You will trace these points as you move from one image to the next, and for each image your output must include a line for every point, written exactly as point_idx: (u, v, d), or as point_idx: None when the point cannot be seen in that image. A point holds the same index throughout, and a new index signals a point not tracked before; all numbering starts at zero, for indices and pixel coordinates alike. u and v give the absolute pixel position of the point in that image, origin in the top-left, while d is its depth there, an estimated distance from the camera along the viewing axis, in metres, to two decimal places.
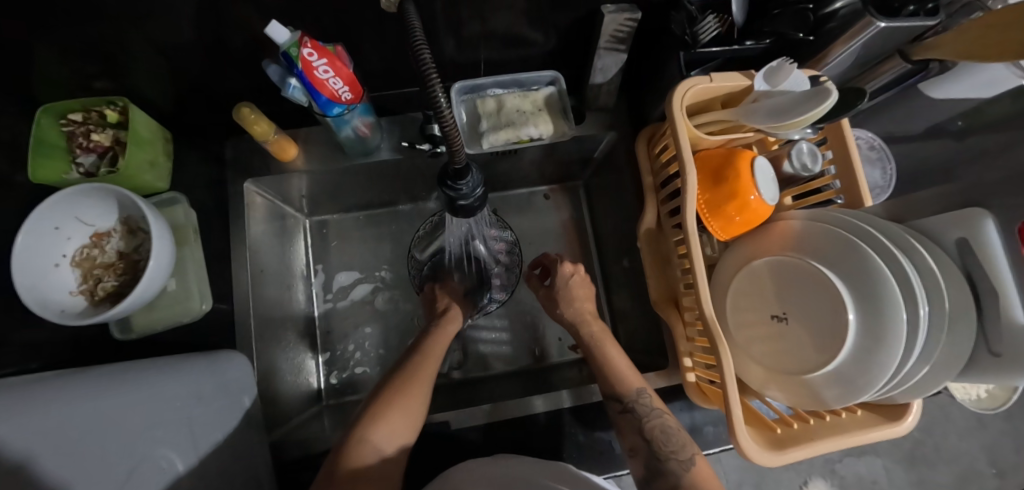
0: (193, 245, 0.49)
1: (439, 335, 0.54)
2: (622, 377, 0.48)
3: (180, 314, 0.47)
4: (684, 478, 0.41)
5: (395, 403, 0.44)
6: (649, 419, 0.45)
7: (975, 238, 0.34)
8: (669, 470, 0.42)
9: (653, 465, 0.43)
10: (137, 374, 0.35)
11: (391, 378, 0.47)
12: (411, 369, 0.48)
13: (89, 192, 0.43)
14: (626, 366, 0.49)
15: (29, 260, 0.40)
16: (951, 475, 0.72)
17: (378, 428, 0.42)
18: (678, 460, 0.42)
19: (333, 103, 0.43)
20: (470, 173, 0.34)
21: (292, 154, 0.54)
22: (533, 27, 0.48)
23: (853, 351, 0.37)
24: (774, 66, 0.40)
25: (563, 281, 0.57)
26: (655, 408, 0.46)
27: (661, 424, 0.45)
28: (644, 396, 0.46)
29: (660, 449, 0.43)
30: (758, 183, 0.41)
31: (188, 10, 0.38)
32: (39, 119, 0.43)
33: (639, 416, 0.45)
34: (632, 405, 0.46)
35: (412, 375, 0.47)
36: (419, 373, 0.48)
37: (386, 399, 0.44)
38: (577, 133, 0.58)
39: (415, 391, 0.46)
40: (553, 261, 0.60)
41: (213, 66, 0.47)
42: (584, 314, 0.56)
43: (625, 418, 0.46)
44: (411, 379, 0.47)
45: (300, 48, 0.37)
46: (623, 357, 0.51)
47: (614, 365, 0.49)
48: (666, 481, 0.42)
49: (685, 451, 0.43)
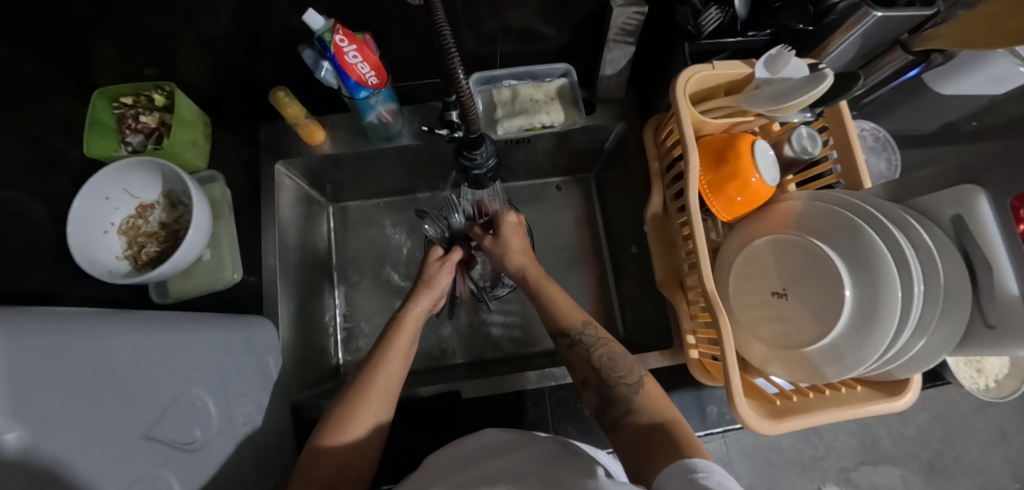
0: (228, 220, 0.53)
1: (402, 323, 0.51)
2: (565, 312, 0.50)
3: (214, 282, 0.51)
4: (636, 399, 0.42)
5: (349, 424, 0.41)
6: (596, 348, 0.46)
7: (970, 214, 0.36)
8: (619, 394, 0.43)
9: (604, 392, 0.44)
10: (188, 321, 0.40)
11: (349, 385, 0.45)
12: (367, 377, 0.44)
13: (137, 164, 0.48)
14: (565, 301, 0.51)
15: (82, 224, 0.44)
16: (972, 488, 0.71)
17: (353, 426, 0.41)
18: (627, 385, 0.43)
19: (361, 86, 0.47)
20: (483, 144, 0.39)
21: (320, 139, 0.58)
22: (547, 22, 0.51)
23: (850, 324, 0.38)
24: (774, 53, 0.43)
25: (507, 231, 0.58)
26: (600, 338, 0.47)
27: (608, 352, 0.46)
28: (588, 327, 0.48)
29: (607, 374, 0.44)
30: (758, 165, 0.43)
31: (234, 3, 0.42)
32: (95, 101, 0.47)
33: (586, 347, 0.47)
34: (578, 337, 0.47)
35: (366, 384, 0.44)
36: (372, 387, 0.44)
37: (370, 382, 0.44)
38: (588, 122, 0.61)
39: (368, 409, 0.43)
40: (496, 212, 0.61)
41: (253, 56, 0.51)
42: (523, 262, 0.56)
43: (573, 351, 0.47)
44: (364, 393, 0.43)
45: (333, 33, 0.41)
46: (562, 293, 0.53)
47: (557, 304, 0.51)
48: (618, 406, 0.42)
49: (633, 374, 0.44)
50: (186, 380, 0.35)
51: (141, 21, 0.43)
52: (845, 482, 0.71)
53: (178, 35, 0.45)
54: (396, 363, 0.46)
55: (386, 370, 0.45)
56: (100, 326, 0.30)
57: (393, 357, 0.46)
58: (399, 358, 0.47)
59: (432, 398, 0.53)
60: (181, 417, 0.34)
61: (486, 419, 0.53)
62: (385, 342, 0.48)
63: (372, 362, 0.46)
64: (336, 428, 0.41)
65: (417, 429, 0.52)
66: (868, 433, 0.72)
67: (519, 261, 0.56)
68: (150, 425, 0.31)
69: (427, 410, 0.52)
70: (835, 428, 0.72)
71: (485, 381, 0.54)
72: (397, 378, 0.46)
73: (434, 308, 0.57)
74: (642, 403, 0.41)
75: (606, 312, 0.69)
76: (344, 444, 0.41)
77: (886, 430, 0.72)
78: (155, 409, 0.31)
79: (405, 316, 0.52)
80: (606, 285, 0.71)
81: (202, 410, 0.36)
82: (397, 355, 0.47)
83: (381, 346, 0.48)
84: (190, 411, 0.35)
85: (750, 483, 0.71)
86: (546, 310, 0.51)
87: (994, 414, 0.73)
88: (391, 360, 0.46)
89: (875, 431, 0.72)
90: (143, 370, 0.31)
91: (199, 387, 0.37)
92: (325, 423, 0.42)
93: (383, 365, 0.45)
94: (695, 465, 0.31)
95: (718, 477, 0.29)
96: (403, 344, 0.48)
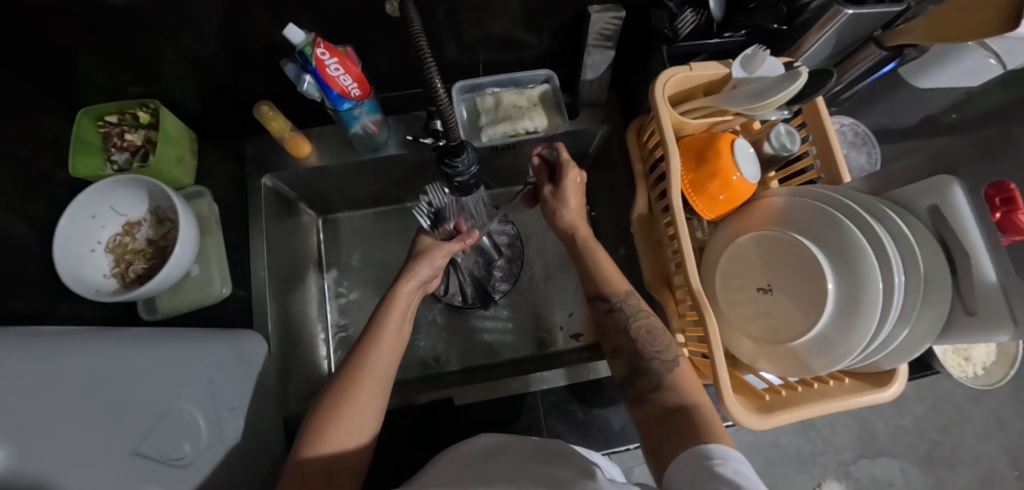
0: (216, 235, 0.54)
1: (393, 302, 0.47)
2: (609, 280, 0.50)
3: (202, 297, 0.52)
4: (667, 377, 0.41)
5: (348, 397, 0.39)
6: (635, 319, 0.46)
7: (945, 204, 0.37)
8: (652, 369, 0.42)
9: (636, 365, 0.44)
10: (170, 338, 0.39)
11: (342, 368, 0.42)
12: (355, 362, 0.42)
13: (122, 183, 0.48)
14: (612, 268, 0.51)
15: (69, 244, 0.44)
16: (973, 479, 0.72)
17: (352, 401, 0.39)
18: (662, 358, 0.43)
19: (343, 98, 0.48)
20: (466, 152, 0.39)
21: (307, 151, 0.59)
22: (527, 29, 0.52)
23: (833, 314, 0.38)
24: (749, 54, 0.43)
25: (568, 188, 0.55)
26: (641, 310, 0.47)
27: (646, 325, 0.46)
28: (631, 297, 0.48)
29: (647, 349, 0.44)
30: (739, 164, 0.44)
31: (216, 20, 0.43)
32: (80, 120, 0.48)
33: (625, 315, 0.47)
34: (618, 304, 0.48)
35: (363, 357, 0.42)
36: (374, 367, 0.41)
37: (358, 355, 0.42)
38: (572, 126, 0.62)
39: (365, 387, 0.40)
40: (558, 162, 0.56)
41: (237, 72, 0.52)
42: (575, 222, 0.55)
43: (610, 317, 0.48)
44: (358, 375, 0.40)
45: (314, 47, 0.42)
46: (609, 260, 0.53)
47: (603, 269, 0.51)
48: (648, 380, 0.42)
49: (671, 352, 0.43)
50: (176, 395, 0.36)
51: (124, 42, 0.43)
52: (845, 477, 0.71)
53: (161, 54, 0.46)
54: (392, 339, 0.44)
55: (382, 346, 0.43)
56: (83, 346, 0.30)
57: (388, 327, 0.45)
58: (392, 330, 0.45)
59: (427, 404, 0.53)
60: (169, 431, 0.34)
61: (481, 425, 0.52)
62: (376, 327, 0.45)
63: (365, 340, 0.44)
64: (320, 438, 0.37)
65: (411, 439, 0.51)
66: (866, 426, 0.72)
67: (572, 218, 0.55)
68: (138, 441, 0.31)
69: (422, 418, 0.52)
70: (832, 422, 0.72)
71: (478, 387, 0.54)
72: (394, 356, 0.44)
73: (429, 284, 0.54)
74: (673, 382, 0.41)
75: None
76: (333, 445, 0.38)
77: (884, 422, 0.72)
78: (141, 425, 0.31)
79: (396, 293, 0.48)
80: None
81: (192, 423, 0.36)
82: (389, 338, 0.44)
83: (371, 325, 0.45)
84: (179, 425, 0.35)
85: None
86: (588, 274, 0.52)
87: (989, 402, 0.73)
88: (385, 339, 0.44)
89: (873, 424, 0.72)
90: (126, 389, 0.31)
91: (187, 403, 0.37)
92: (306, 427, 0.39)
93: (379, 339, 0.43)
94: (711, 451, 0.31)
95: (736, 464, 0.29)
96: (393, 326, 0.45)
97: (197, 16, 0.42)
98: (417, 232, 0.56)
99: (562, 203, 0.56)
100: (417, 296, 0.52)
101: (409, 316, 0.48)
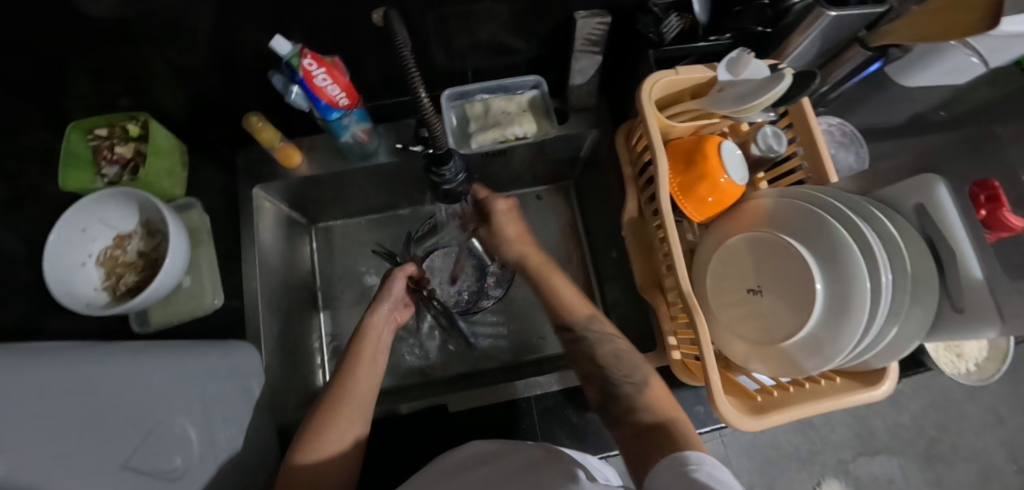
0: (207, 246, 0.55)
1: (365, 336, 0.46)
2: (569, 309, 0.48)
3: (196, 309, 0.52)
4: (639, 399, 0.40)
5: (340, 404, 0.41)
6: (601, 345, 0.45)
7: (930, 202, 0.37)
8: (624, 393, 0.41)
9: (608, 390, 0.43)
10: (163, 351, 0.39)
11: (331, 380, 0.44)
12: (340, 381, 0.42)
13: (112, 196, 0.48)
14: (572, 292, 0.49)
15: (60, 258, 0.45)
16: (972, 475, 0.72)
17: (346, 407, 0.41)
18: (631, 382, 0.42)
19: (331, 108, 0.48)
20: (452, 160, 0.40)
21: (297, 162, 0.59)
22: (515, 35, 0.52)
23: (823, 315, 0.38)
24: (734, 56, 0.43)
25: (499, 221, 0.53)
26: (606, 334, 0.46)
27: (613, 350, 0.45)
28: (594, 322, 0.47)
29: (615, 375, 0.43)
30: (726, 166, 0.44)
31: (205, 31, 0.43)
32: (70, 134, 0.48)
33: (590, 342, 0.46)
34: (582, 333, 0.46)
35: (353, 365, 0.44)
36: (361, 376, 0.43)
37: (347, 365, 0.44)
38: (562, 130, 0.62)
39: (344, 414, 0.41)
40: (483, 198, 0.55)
41: (227, 82, 0.52)
42: (522, 251, 0.53)
43: (577, 347, 0.46)
44: (346, 388, 0.42)
45: (301, 58, 0.43)
46: (567, 283, 0.50)
47: (562, 295, 0.49)
48: (621, 404, 0.41)
49: (639, 374, 0.42)
50: (168, 408, 0.36)
51: (114, 56, 0.43)
52: (844, 475, 0.71)
53: (151, 66, 0.46)
54: (371, 354, 0.45)
55: (363, 361, 0.44)
56: (72, 360, 0.30)
57: (363, 364, 0.44)
58: (372, 348, 0.46)
59: (422, 411, 0.53)
60: (160, 445, 0.34)
61: (477, 432, 0.52)
62: (353, 357, 0.45)
63: (351, 353, 0.45)
64: (314, 446, 0.38)
65: (406, 447, 0.51)
66: (864, 425, 0.72)
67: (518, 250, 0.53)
68: (130, 455, 0.31)
69: (418, 426, 0.52)
70: (829, 421, 0.72)
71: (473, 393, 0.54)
72: (377, 373, 0.44)
73: (400, 315, 0.53)
74: (647, 401, 0.40)
75: None
76: (323, 454, 0.38)
77: (882, 420, 0.73)
78: (133, 438, 0.31)
79: (368, 326, 0.48)
80: (590, 291, 0.71)
81: (184, 436, 0.36)
82: (369, 357, 0.45)
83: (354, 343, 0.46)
84: (172, 438, 0.35)
85: (749, 482, 0.71)
86: (548, 302, 0.50)
87: (986, 397, 0.74)
88: (365, 353, 0.45)
89: (871, 422, 0.72)
90: (117, 403, 0.31)
91: (179, 416, 0.36)
92: (301, 437, 0.40)
93: (360, 354, 0.45)
94: (687, 458, 0.31)
95: (710, 468, 0.29)
96: (369, 351, 0.45)
97: (186, 27, 0.42)
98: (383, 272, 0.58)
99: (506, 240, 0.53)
100: (390, 332, 0.50)
101: (383, 348, 0.47)
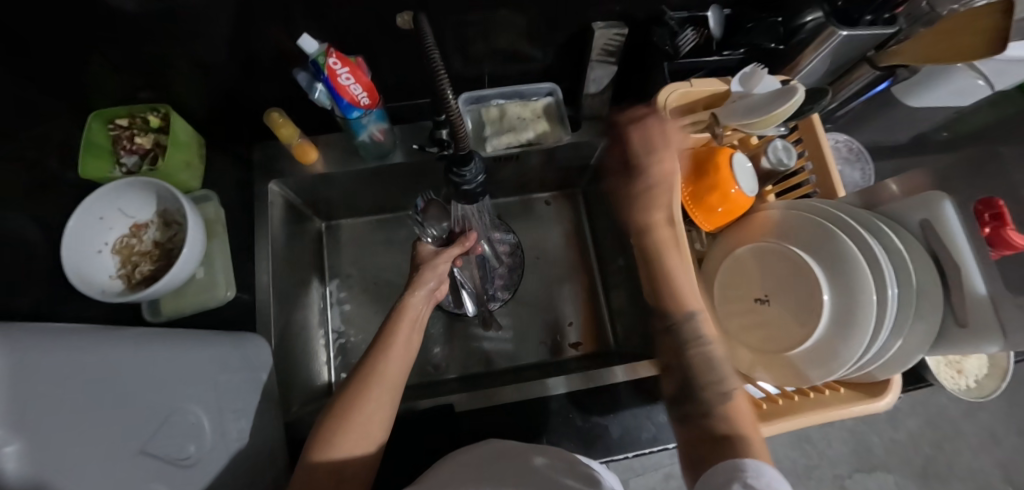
0: (221, 238, 0.55)
1: (403, 313, 0.46)
2: (678, 295, 0.40)
3: (207, 300, 0.52)
4: (719, 407, 0.35)
5: (355, 401, 0.39)
6: (693, 344, 0.39)
7: (936, 219, 0.38)
8: (702, 394, 0.37)
9: (685, 386, 0.38)
10: (177, 340, 0.39)
11: (350, 376, 0.41)
12: (369, 365, 0.41)
13: (131, 186, 0.49)
14: (688, 278, 0.40)
15: (78, 245, 0.45)
16: None
17: (363, 402, 0.39)
18: (716, 389, 0.36)
19: (353, 107, 0.49)
20: (473, 161, 0.40)
21: (313, 158, 0.59)
22: (532, 43, 0.53)
23: (829, 326, 0.39)
24: (747, 72, 0.44)
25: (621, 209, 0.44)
26: (706, 335, 0.38)
27: (707, 351, 0.38)
28: (698, 319, 0.39)
29: (698, 374, 0.38)
30: (737, 177, 0.45)
31: (231, 26, 0.44)
32: (90, 122, 0.48)
33: (683, 336, 0.39)
34: (677, 324, 0.39)
35: (381, 352, 0.42)
36: (383, 373, 0.41)
37: (364, 358, 0.42)
38: (574, 138, 0.63)
39: (373, 395, 0.40)
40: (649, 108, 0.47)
41: (248, 79, 0.53)
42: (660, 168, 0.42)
43: (669, 337, 0.40)
44: (365, 380, 0.40)
45: (326, 57, 0.43)
46: (687, 272, 0.40)
47: (675, 279, 0.40)
48: (694, 405, 0.37)
49: (728, 384, 0.36)
50: (180, 396, 0.36)
51: (138, 49, 0.44)
52: None
53: (175, 60, 0.47)
54: (400, 350, 0.43)
55: (393, 350, 0.42)
56: (93, 345, 0.30)
57: (395, 344, 0.43)
58: (400, 346, 0.43)
59: (427, 411, 0.53)
60: (175, 433, 0.34)
61: (482, 431, 0.53)
62: (386, 336, 0.44)
63: (381, 340, 0.43)
64: (331, 441, 0.38)
65: (410, 444, 0.51)
66: (861, 440, 0.73)
67: (652, 219, 0.41)
68: (146, 441, 0.31)
69: (422, 425, 0.52)
70: (827, 436, 0.73)
71: (478, 394, 0.54)
72: (401, 370, 0.42)
73: (439, 292, 0.51)
74: (723, 410, 0.35)
75: (596, 321, 0.70)
76: (336, 457, 0.38)
77: (879, 436, 0.73)
78: (146, 426, 0.31)
79: (404, 305, 0.46)
80: (596, 297, 0.72)
81: (196, 424, 0.36)
82: (399, 346, 0.43)
83: (382, 334, 0.44)
84: (184, 427, 0.35)
85: None
86: (655, 282, 0.41)
87: (983, 417, 0.74)
88: (395, 348, 0.43)
89: (867, 438, 0.73)
90: (134, 390, 0.31)
91: (191, 405, 0.37)
92: (314, 435, 0.39)
93: (386, 349, 0.42)
94: (744, 465, 0.29)
95: (769, 479, 0.28)
96: (403, 335, 0.44)
97: (213, 22, 0.43)
98: (417, 243, 0.54)
99: (644, 204, 0.42)
100: (428, 308, 0.49)
101: (420, 326, 0.47)
